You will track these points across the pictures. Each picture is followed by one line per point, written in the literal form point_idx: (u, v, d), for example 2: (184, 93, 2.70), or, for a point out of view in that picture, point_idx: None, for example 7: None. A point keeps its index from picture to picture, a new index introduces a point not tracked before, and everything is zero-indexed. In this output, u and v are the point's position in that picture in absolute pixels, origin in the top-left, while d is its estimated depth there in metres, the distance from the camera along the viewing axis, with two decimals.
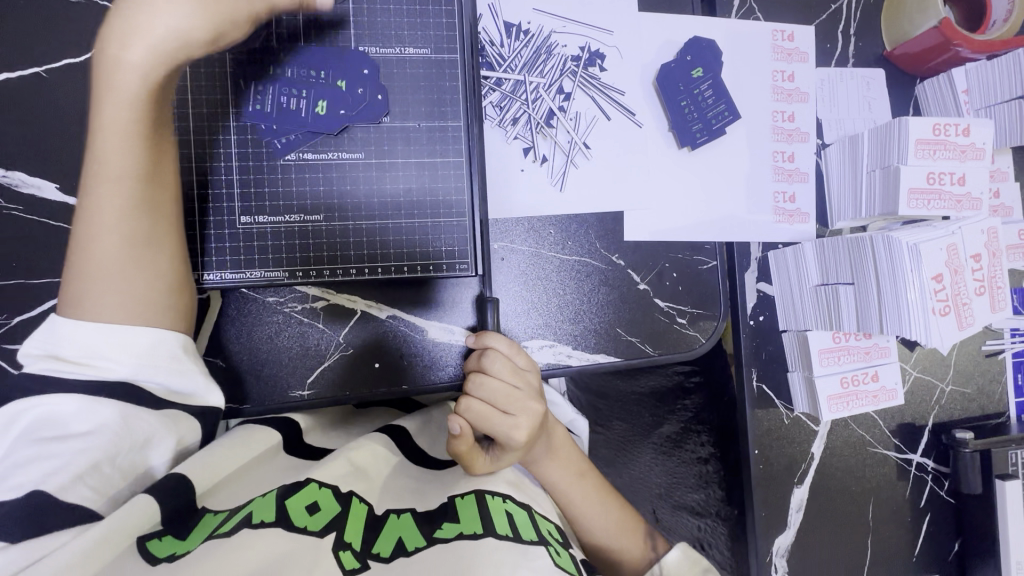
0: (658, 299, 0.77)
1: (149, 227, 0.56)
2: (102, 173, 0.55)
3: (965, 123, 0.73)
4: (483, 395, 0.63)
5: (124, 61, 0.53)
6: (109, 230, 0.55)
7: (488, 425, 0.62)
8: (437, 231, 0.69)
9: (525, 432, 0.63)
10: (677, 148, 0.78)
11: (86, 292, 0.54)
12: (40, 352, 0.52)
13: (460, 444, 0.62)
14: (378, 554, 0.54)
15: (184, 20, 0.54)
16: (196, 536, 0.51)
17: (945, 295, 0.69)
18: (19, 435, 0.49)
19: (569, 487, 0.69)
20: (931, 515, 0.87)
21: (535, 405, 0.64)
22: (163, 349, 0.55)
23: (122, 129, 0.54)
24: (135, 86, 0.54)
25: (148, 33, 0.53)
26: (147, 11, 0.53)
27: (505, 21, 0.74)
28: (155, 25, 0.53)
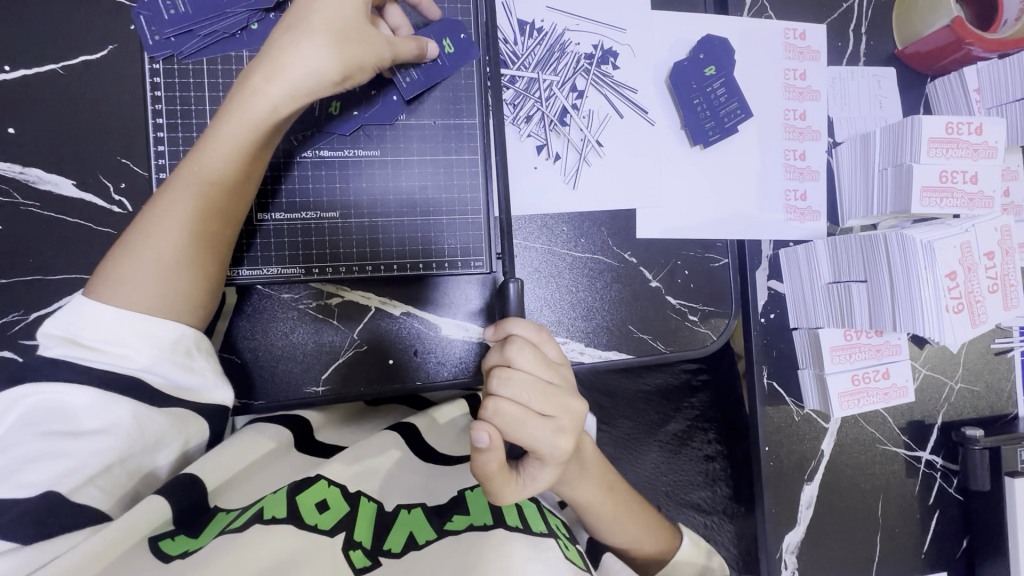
0: (670, 296, 0.77)
1: (201, 230, 0.56)
2: (191, 171, 0.56)
3: (977, 121, 0.73)
4: (514, 396, 0.56)
5: (266, 85, 0.55)
6: (169, 223, 0.55)
7: (522, 429, 0.56)
8: (450, 229, 0.69)
9: (566, 433, 0.57)
10: (690, 146, 0.78)
11: (129, 275, 0.54)
12: (61, 334, 0.51)
13: (489, 458, 0.55)
14: (388, 550, 0.55)
15: (324, 70, 0.55)
16: (209, 532, 0.51)
17: (958, 292, 0.69)
18: (30, 429, 0.49)
19: (597, 504, 0.66)
20: (940, 512, 0.87)
21: (574, 403, 0.58)
22: (182, 342, 0.54)
23: (231, 144, 0.55)
24: (260, 113, 0.55)
25: (289, 74, 0.55)
26: (293, 53, 0.55)
27: (520, 19, 0.74)
28: (294, 66, 0.55)
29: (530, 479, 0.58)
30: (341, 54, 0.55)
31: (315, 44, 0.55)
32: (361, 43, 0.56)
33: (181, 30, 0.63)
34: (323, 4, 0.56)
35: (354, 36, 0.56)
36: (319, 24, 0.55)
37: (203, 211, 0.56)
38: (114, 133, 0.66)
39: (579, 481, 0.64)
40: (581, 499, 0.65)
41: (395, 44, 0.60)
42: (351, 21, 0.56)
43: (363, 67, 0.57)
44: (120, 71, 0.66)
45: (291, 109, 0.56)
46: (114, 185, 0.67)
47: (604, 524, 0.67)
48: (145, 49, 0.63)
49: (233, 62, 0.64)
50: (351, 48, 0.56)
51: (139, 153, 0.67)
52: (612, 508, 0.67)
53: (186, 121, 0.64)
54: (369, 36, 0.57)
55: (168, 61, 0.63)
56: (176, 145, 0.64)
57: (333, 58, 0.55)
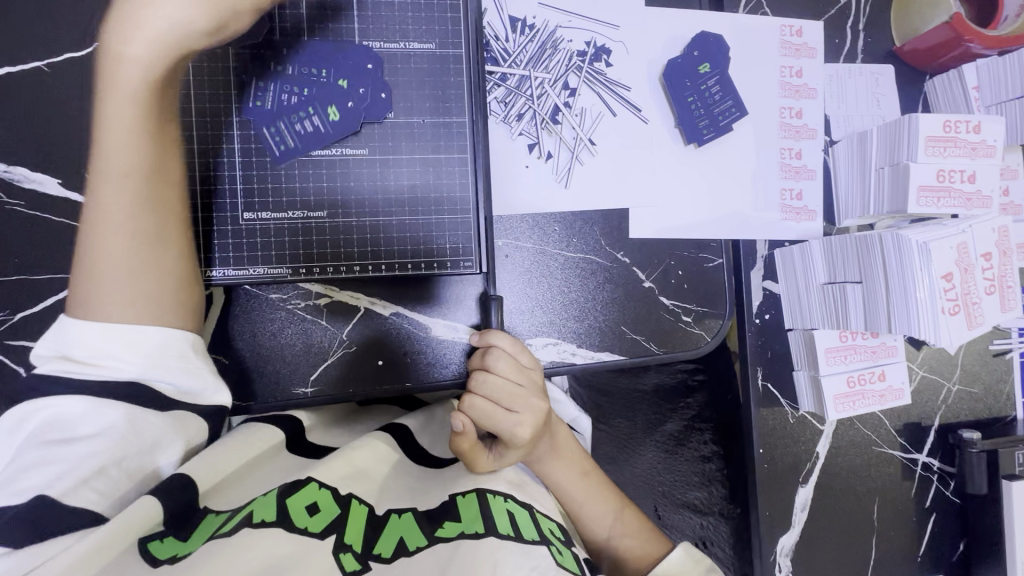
0: (663, 297, 0.76)
1: (152, 229, 0.56)
2: (114, 173, 0.56)
3: (976, 120, 0.72)
4: (486, 393, 0.63)
5: (115, 50, 0.55)
6: (117, 230, 0.55)
7: (491, 423, 0.62)
8: (440, 228, 0.68)
9: (529, 428, 0.63)
10: (683, 145, 0.77)
11: (98, 293, 0.54)
12: (52, 352, 0.52)
13: (463, 441, 0.62)
14: (379, 555, 0.54)
15: (189, 20, 0.55)
16: (198, 536, 0.51)
17: (954, 294, 0.69)
18: (28, 438, 0.49)
19: (574, 487, 0.70)
20: (937, 515, 0.86)
21: (537, 402, 0.64)
22: (172, 347, 0.55)
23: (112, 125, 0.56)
24: (135, 82, 0.55)
25: (140, 26, 0.54)
26: (144, 10, 0.54)
27: (510, 15, 0.73)
28: (153, 20, 0.54)
29: (498, 457, 0.64)
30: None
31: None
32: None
33: None
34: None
35: None
36: None
37: (133, 205, 0.56)
38: None
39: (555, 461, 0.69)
40: (559, 481, 0.69)
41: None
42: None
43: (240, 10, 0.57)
44: None
45: (161, 68, 0.56)
46: None
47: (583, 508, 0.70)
48: None
49: None
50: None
51: None
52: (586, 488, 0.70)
53: None
54: None
55: None
56: None
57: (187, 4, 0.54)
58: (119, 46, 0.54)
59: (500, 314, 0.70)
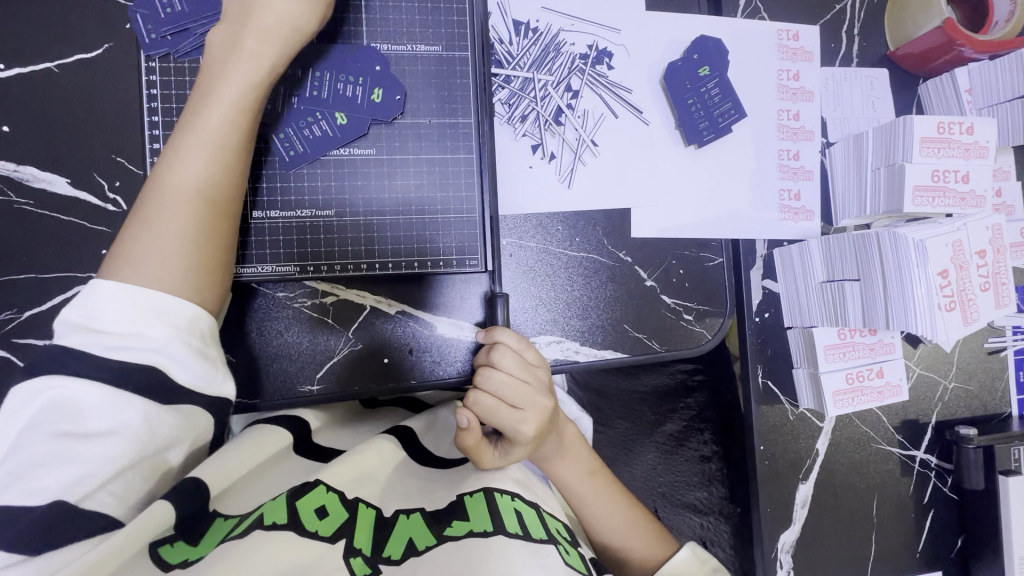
0: (666, 295, 0.77)
1: (211, 191, 0.57)
2: (185, 148, 0.57)
3: (969, 121, 0.74)
4: (490, 388, 0.64)
5: (234, 36, 0.58)
6: (178, 195, 0.56)
7: (495, 418, 0.64)
8: (446, 227, 0.69)
9: (533, 426, 0.64)
10: (685, 146, 0.79)
11: (151, 251, 0.54)
12: (73, 320, 0.51)
13: (468, 437, 0.64)
14: (388, 557, 0.54)
15: (293, 17, 0.59)
16: (209, 540, 0.51)
17: (950, 290, 0.70)
18: (40, 430, 0.48)
19: (577, 487, 0.71)
20: (934, 511, 0.87)
21: (543, 400, 0.65)
22: (197, 324, 0.55)
23: (207, 105, 0.57)
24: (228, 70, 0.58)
25: (252, 19, 0.58)
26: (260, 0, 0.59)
27: (514, 19, 0.74)
28: (262, 15, 0.59)
29: (503, 455, 0.66)
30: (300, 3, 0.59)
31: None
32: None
33: (177, 28, 0.63)
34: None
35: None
36: None
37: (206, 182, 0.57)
38: (110, 132, 0.66)
39: (562, 460, 0.71)
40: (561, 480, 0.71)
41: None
42: None
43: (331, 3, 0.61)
44: (117, 69, 0.66)
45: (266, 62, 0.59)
46: (109, 184, 0.67)
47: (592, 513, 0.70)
48: (142, 47, 0.63)
49: None
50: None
51: (135, 152, 0.67)
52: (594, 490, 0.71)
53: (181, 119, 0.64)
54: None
55: (164, 59, 0.63)
56: None
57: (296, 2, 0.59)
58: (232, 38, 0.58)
59: (505, 312, 0.71)
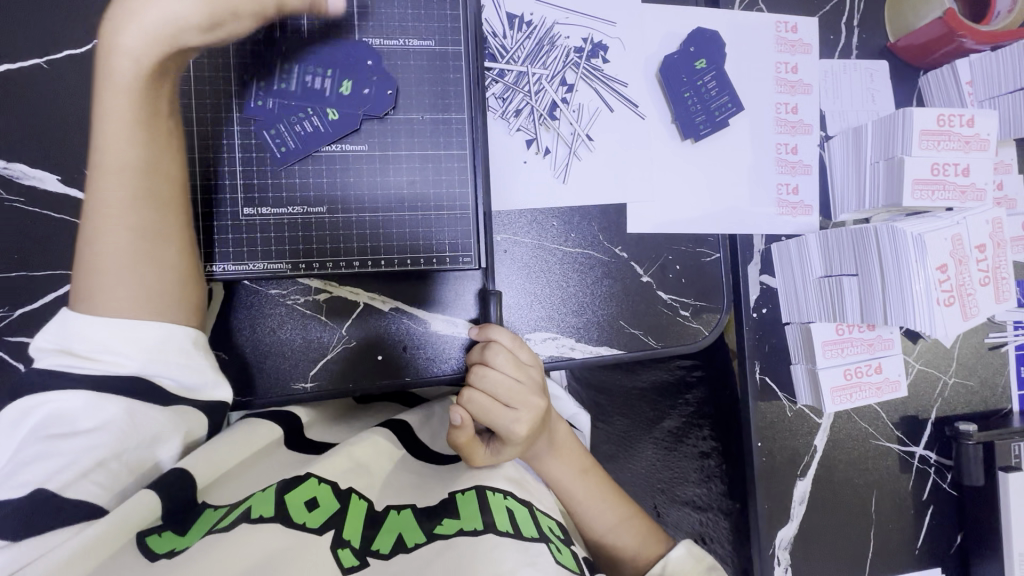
0: (661, 291, 0.77)
1: (160, 211, 0.55)
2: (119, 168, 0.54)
3: (969, 113, 0.73)
4: (486, 387, 0.63)
5: (121, 35, 0.52)
6: (121, 223, 0.54)
7: (490, 418, 0.63)
8: (438, 225, 0.69)
9: (526, 425, 0.63)
10: (680, 140, 0.78)
11: (104, 288, 0.53)
12: (52, 347, 0.51)
13: (461, 434, 0.63)
14: (377, 550, 0.54)
15: (184, 11, 0.52)
16: (195, 532, 0.50)
17: (949, 285, 0.69)
18: (29, 430, 0.48)
19: (568, 483, 0.70)
20: (934, 508, 0.87)
21: (537, 400, 0.65)
22: (176, 340, 0.54)
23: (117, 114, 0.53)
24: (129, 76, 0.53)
25: (144, 19, 0.52)
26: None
27: (509, 12, 0.73)
28: (150, 11, 0.52)
29: (494, 453, 0.65)
30: None
31: None
32: None
33: None
34: None
35: None
36: None
37: (133, 202, 0.54)
38: None
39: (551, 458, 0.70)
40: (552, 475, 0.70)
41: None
42: None
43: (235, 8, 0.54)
44: None
45: (157, 57, 0.53)
46: None
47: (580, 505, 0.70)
48: None
49: None
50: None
51: None
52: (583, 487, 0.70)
53: None
54: None
55: None
56: None
57: None
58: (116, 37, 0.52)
59: (497, 311, 0.71)
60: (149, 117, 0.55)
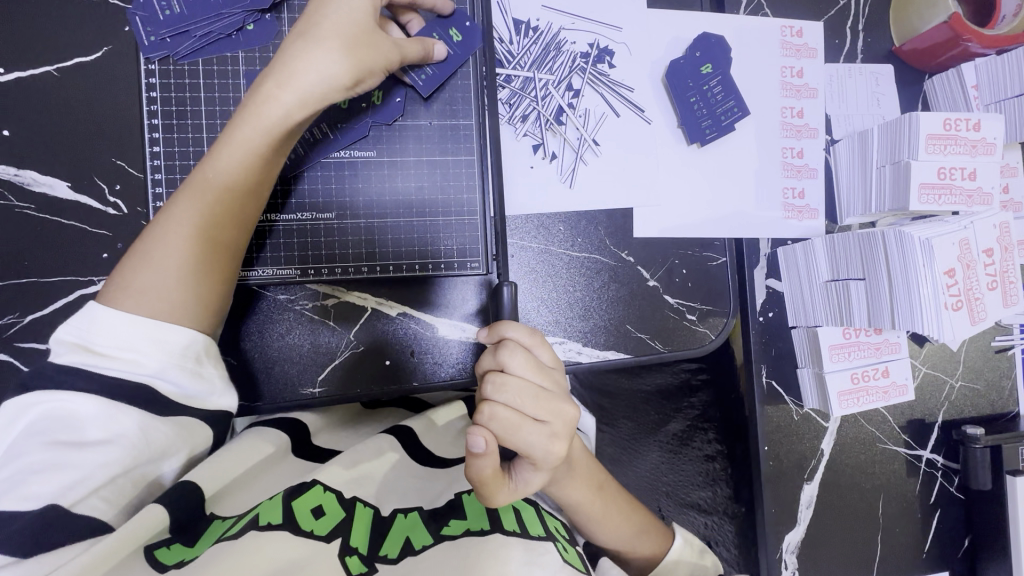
0: (668, 296, 0.77)
1: (216, 230, 0.56)
2: (199, 183, 0.56)
3: (976, 118, 0.73)
4: (507, 401, 0.55)
5: (280, 90, 0.56)
6: (184, 231, 0.55)
7: (516, 435, 0.55)
8: (446, 230, 0.69)
9: (559, 439, 0.56)
10: (687, 145, 0.78)
11: (147, 285, 0.53)
12: (73, 341, 0.51)
13: (485, 464, 0.54)
14: (385, 556, 0.54)
15: (334, 75, 0.57)
16: (204, 541, 0.51)
17: (957, 289, 0.69)
18: (38, 439, 0.48)
19: (588, 505, 0.66)
20: (941, 511, 0.87)
21: (568, 408, 0.57)
22: (192, 348, 0.54)
23: (243, 149, 0.56)
24: (275, 123, 0.57)
25: (302, 79, 0.56)
26: (305, 59, 0.56)
27: (515, 17, 0.74)
28: (306, 72, 0.56)
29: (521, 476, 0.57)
30: (351, 58, 0.57)
31: (328, 51, 0.56)
32: (369, 46, 0.58)
33: (176, 30, 0.63)
34: (335, 9, 0.57)
35: (362, 39, 0.57)
36: (329, 28, 0.57)
37: (207, 223, 0.56)
38: (109, 135, 0.66)
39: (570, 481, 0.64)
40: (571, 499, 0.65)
41: (401, 45, 0.61)
42: (361, 25, 0.57)
43: (359, 40, 0.57)
44: (115, 73, 0.66)
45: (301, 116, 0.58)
46: (109, 187, 0.67)
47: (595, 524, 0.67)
48: (141, 50, 0.63)
49: (229, 63, 0.64)
50: (364, 54, 0.57)
51: (134, 155, 0.67)
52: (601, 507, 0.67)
53: (182, 122, 0.64)
54: (377, 41, 0.58)
55: (163, 61, 0.63)
56: (172, 145, 0.64)
57: (341, 61, 0.56)
58: (276, 89, 0.56)
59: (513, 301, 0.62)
60: (268, 162, 0.58)
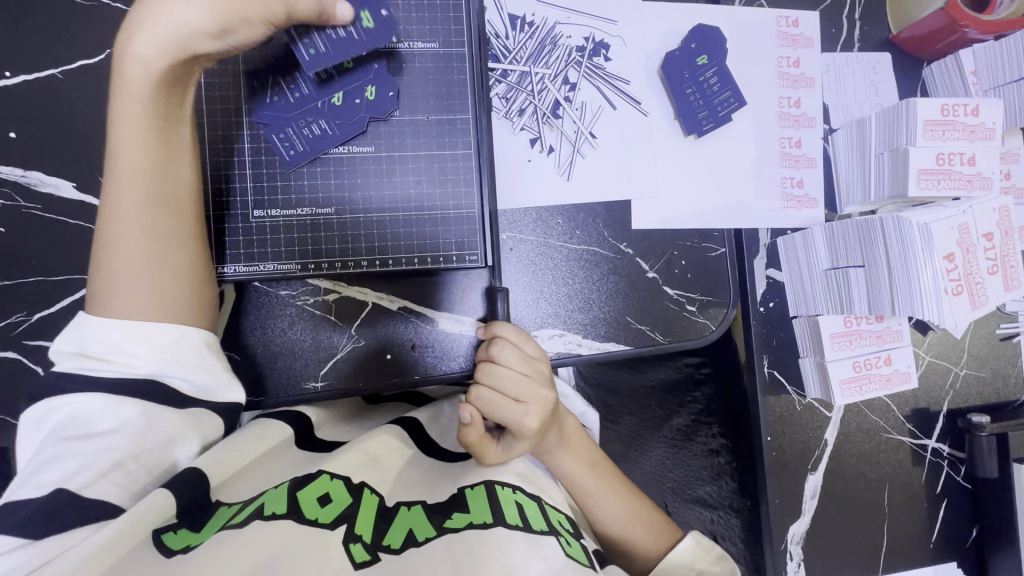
0: (668, 287, 0.77)
1: (171, 222, 0.57)
2: (132, 172, 0.56)
3: (974, 102, 0.73)
4: (492, 383, 0.65)
5: (136, 44, 0.54)
6: (136, 224, 0.56)
7: (499, 412, 0.64)
8: (446, 224, 0.70)
9: (535, 416, 0.64)
10: (683, 136, 0.78)
11: (122, 287, 0.55)
12: (71, 350, 0.53)
13: (473, 432, 0.63)
14: (388, 546, 0.54)
15: (193, 20, 0.53)
16: (209, 528, 0.51)
17: (956, 274, 0.69)
18: (51, 436, 0.51)
19: (581, 480, 0.69)
20: (948, 501, 0.86)
21: (544, 392, 0.65)
22: (184, 343, 0.56)
23: (138, 123, 0.55)
24: (139, 82, 0.54)
25: (154, 26, 0.53)
26: (159, 10, 0.54)
27: (510, 13, 0.74)
28: (163, 21, 0.53)
29: (506, 449, 0.65)
30: (206, 2, 0.53)
31: None
32: None
33: None
34: None
35: None
36: None
37: (157, 211, 0.56)
38: None
39: (562, 452, 0.69)
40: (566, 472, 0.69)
41: None
42: None
43: (246, 19, 0.55)
44: None
45: (167, 65, 0.55)
46: None
47: (593, 502, 0.69)
48: None
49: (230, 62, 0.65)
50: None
51: None
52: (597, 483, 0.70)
53: None
54: None
55: None
56: None
57: (199, 4, 0.53)
58: (130, 43, 0.54)
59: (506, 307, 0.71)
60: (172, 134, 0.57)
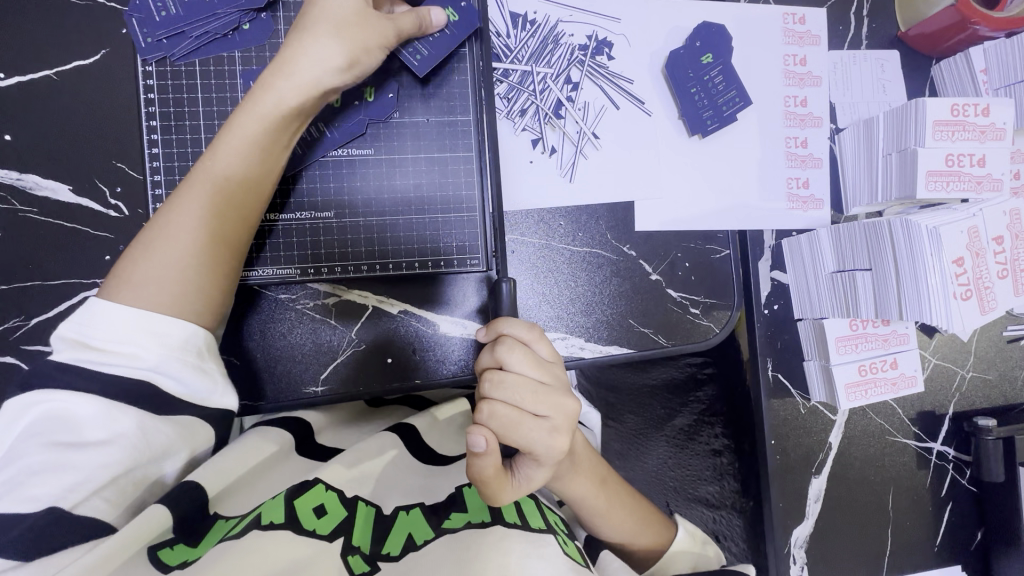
0: (672, 289, 0.76)
1: (217, 227, 0.57)
2: (202, 176, 0.56)
3: (984, 102, 0.71)
4: (507, 398, 0.55)
5: (276, 80, 0.57)
6: (186, 223, 0.55)
7: (517, 433, 0.54)
8: (447, 227, 0.69)
9: (561, 432, 0.56)
10: (688, 136, 0.77)
11: (150, 275, 0.54)
12: (74, 338, 0.51)
13: (485, 464, 0.53)
14: (386, 555, 0.55)
15: (329, 60, 0.57)
16: (208, 541, 0.51)
17: (966, 279, 0.68)
18: (36, 439, 0.48)
19: (591, 500, 0.65)
20: (953, 505, 0.85)
21: (568, 401, 0.56)
22: (193, 341, 0.54)
23: (240, 145, 0.57)
24: (270, 113, 0.57)
25: (299, 68, 0.57)
26: (301, 50, 0.57)
27: (512, 11, 0.73)
28: (303, 63, 0.57)
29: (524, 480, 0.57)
30: (344, 43, 0.57)
31: (321, 38, 0.56)
32: (361, 29, 0.57)
33: (172, 31, 0.64)
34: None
35: (354, 22, 0.57)
36: (322, 17, 0.57)
37: (209, 214, 0.56)
38: (109, 138, 0.66)
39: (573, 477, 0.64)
40: (576, 495, 0.65)
41: (397, 19, 0.60)
42: (354, 9, 0.57)
43: (366, 49, 0.58)
44: (114, 76, 0.66)
45: (300, 105, 0.58)
46: (109, 189, 0.67)
47: (598, 518, 0.67)
48: (137, 51, 0.63)
49: (225, 63, 0.64)
50: (354, 36, 0.57)
51: (135, 157, 0.67)
52: (606, 500, 0.66)
53: (179, 122, 0.64)
54: (369, 22, 0.58)
55: (160, 62, 0.64)
56: (170, 147, 0.64)
57: (334, 46, 0.57)
58: (275, 79, 0.57)
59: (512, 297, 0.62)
60: (263, 160, 0.59)
